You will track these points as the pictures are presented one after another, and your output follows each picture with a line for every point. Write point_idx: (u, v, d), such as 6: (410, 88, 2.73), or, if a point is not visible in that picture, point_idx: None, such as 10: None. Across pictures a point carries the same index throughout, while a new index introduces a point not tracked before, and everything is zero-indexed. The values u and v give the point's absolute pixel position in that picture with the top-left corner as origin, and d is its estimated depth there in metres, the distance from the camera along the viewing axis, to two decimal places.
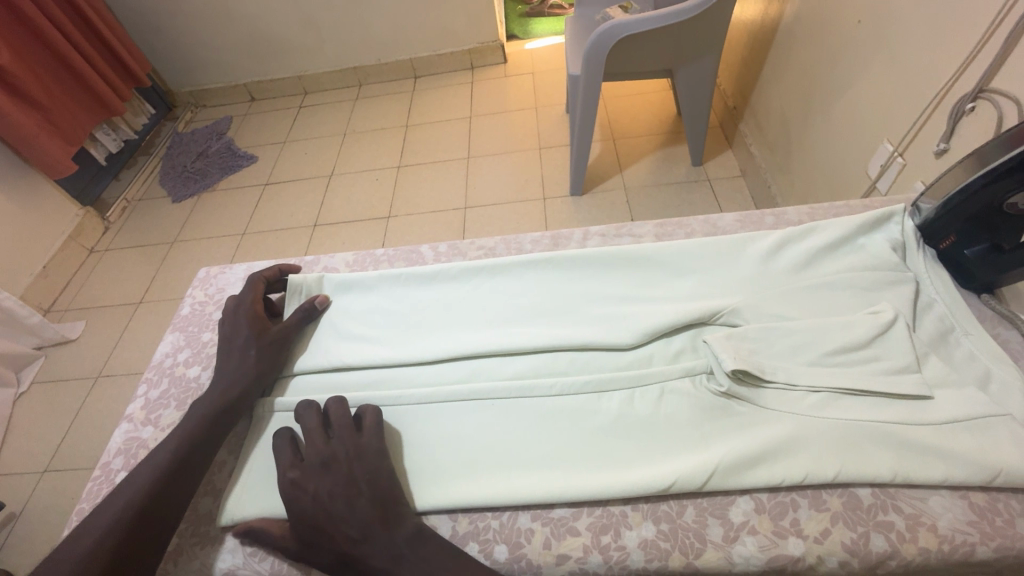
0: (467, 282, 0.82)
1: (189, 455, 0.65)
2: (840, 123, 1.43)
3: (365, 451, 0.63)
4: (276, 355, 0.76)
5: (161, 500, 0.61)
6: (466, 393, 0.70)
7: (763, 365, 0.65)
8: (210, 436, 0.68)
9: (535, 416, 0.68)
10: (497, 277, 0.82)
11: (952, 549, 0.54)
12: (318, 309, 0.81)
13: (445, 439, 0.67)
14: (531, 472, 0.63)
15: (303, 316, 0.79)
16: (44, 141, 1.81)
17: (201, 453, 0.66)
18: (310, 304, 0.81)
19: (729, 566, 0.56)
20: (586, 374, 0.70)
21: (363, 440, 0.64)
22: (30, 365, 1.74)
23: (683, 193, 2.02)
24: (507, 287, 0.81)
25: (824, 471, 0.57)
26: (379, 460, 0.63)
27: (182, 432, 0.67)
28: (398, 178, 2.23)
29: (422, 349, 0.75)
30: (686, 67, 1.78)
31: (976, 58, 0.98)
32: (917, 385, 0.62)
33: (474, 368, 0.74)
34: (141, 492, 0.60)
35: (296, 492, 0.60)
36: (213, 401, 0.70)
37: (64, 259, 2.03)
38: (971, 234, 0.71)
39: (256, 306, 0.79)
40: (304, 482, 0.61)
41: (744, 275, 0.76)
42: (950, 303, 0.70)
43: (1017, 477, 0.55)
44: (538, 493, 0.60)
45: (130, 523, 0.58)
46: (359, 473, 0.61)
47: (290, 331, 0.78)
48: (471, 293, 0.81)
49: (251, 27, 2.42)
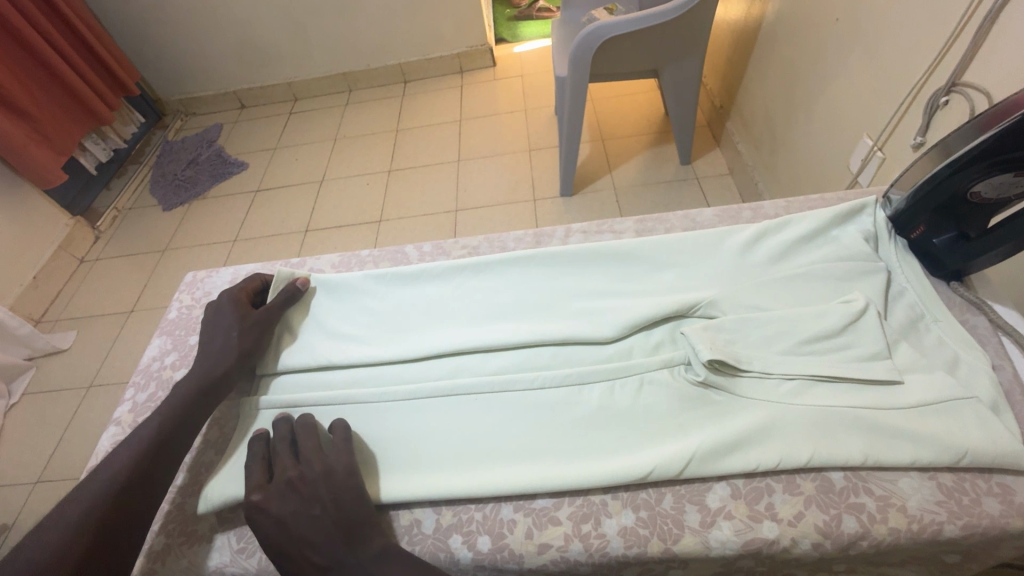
0: (450, 280, 0.83)
1: (168, 446, 0.65)
2: (822, 119, 1.46)
3: (333, 471, 0.62)
4: (263, 337, 0.78)
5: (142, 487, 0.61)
6: (450, 387, 0.71)
7: (739, 354, 0.66)
8: (186, 425, 0.68)
9: (517, 410, 0.69)
10: (480, 275, 0.83)
11: (921, 528, 0.55)
12: (301, 290, 0.84)
13: (430, 434, 0.68)
14: (513, 464, 0.64)
15: (285, 298, 0.82)
16: (33, 151, 1.81)
17: (178, 442, 0.67)
18: (293, 287, 0.83)
19: (705, 550, 0.57)
20: (567, 368, 0.71)
21: (331, 459, 0.64)
22: (22, 376, 1.74)
23: (671, 192, 2.04)
24: (489, 284, 0.82)
25: (798, 455, 0.59)
26: (348, 481, 0.62)
27: (155, 426, 0.66)
28: (388, 182, 2.24)
29: (406, 346, 0.76)
30: (671, 67, 1.80)
31: (947, 53, 1.00)
32: (887, 370, 0.63)
33: (456, 364, 0.74)
34: (116, 481, 0.60)
35: (259, 515, 0.59)
36: (187, 390, 0.71)
37: (55, 269, 2.03)
38: (938, 224, 0.73)
39: (244, 292, 0.81)
40: (268, 503, 0.59)
41: (721, 268, 0.78)
42: (920, 291, 0.72)
43: (982, 457, 0.57)
44: (521, 485, 0.61)
45: (109, 510, 0.58)
46: (324, 492, 0.60)
47: (275, 311, 0.80)
48: (454, 291, 0.82)
49: (239, 34, 2.43)
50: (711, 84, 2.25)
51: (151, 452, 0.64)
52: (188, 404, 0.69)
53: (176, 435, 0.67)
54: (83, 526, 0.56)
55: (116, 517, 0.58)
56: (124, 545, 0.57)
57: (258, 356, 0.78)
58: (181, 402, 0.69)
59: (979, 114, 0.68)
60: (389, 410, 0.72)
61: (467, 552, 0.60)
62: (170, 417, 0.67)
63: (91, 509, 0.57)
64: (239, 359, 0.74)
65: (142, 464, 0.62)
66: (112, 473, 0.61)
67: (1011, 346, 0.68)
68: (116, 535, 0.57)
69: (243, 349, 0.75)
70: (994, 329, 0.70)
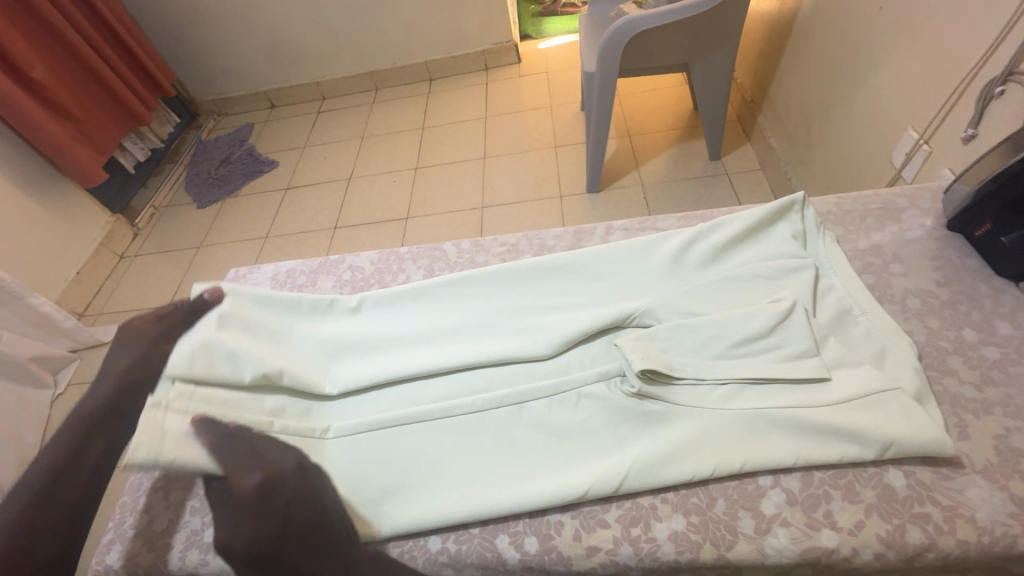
0: (390, 307, 0.83)
1: (67, 490, 0.65)
2: (865, 112, 1.40)
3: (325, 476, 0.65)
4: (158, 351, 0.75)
5: (39, 537, 0.62)
6: (392, 420, 0.70)
7: (672, 363, 0.67)
8: (75, 464, 0.66)
9: (455, 434, 0.69)
10: (420, 301, 0.83)
11: (993, 541, 0.52)
12: (209, 301, 0.79)
13: (360, 469, 0.67)
14: (527, 483, 0.63)
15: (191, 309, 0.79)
16: (77, 151, 1.88)
17: (80, 477, 0.66)
18: (201, 298, 0.79)
19: (761, 557, 0.55)
20: (503, 389, 0.71)
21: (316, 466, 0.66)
22: (65, 368, 1.80)
23: (703, 188, 2.00)
24: (432, 309, 0.82)
25: (729, 462, 0.59)
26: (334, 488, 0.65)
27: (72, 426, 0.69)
28: (414, 179, 2.25)
29: (344, 379, 0.75)
30: (703, 61, 1.76)
31: (1005, 41, 0.96)
32: (815, 368, 0.65)
33: (396, 395, 0.74)
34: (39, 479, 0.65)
35: (269, 497, 0.58)
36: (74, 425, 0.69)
37: (97, 265, 2.10)
38: (1007, 221, 0.69)
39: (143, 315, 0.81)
40: (281, 486, 0.60)
41: (654, 279, 0.78)
42: (848, 284, 0.72)
43: (908, 447, 0.57)
44: (546, 495, 0.61)
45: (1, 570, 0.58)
46: (322, 493, 0.63)
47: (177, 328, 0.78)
48: (394, 318, 0.82)
49: (270, 34, 2.47)
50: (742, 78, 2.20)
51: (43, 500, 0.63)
52: (94, 440, 0.69)
53: (68, 474, 0.65)
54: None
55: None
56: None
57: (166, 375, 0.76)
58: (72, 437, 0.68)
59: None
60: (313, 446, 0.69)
61: (514, 553, 0.60)
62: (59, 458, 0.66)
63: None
64: (127, 374, 0.73)
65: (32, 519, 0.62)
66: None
67: None
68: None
69: (135, 368, 0.74)
70: None
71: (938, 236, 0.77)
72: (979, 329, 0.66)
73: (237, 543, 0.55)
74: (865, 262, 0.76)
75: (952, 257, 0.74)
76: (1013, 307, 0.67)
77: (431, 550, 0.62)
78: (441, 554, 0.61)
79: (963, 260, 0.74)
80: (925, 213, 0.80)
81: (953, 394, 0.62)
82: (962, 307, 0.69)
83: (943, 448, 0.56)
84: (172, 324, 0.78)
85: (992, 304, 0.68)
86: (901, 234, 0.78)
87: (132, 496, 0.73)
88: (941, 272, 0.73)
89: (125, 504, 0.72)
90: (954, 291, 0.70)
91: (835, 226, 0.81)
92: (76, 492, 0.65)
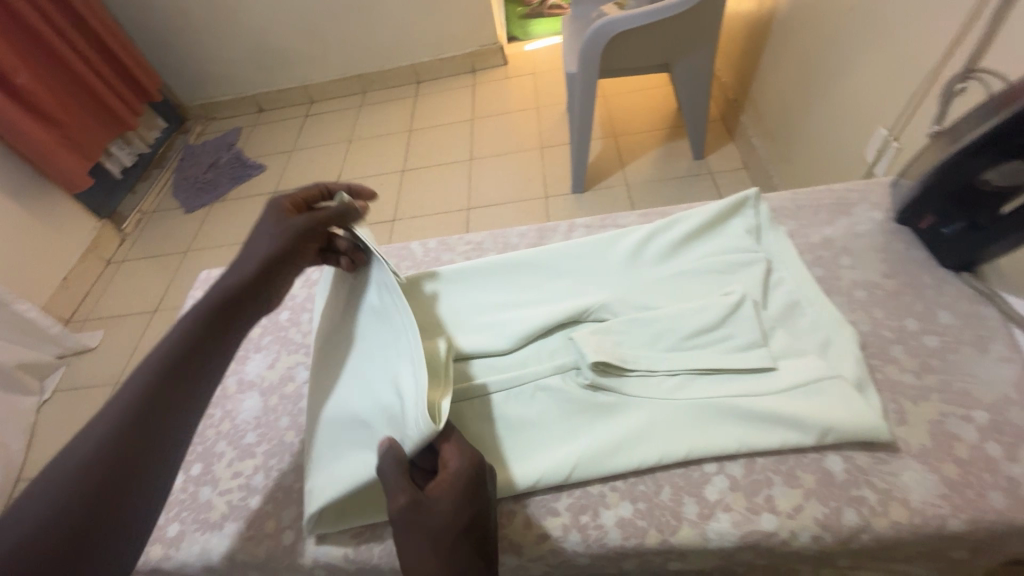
0: (470, 279, 0.84)
1: (176, 393, 0.52)
2: (837, 110, 1.43)
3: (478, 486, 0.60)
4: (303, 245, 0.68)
5: (137, 445, 0.48)
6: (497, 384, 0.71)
7: (624, 355, 0.68)
8: (188, 364, 0.54)
9: None
10: (497, 271, 0.84)
11: (923, 522, 0.54)
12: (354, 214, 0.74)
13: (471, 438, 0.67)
14: None
15: (338, 216, 0.71)
16: (62, 157, 1.88)
17: (191, 381, 0.53)
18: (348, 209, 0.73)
19: (703, 542, 0.57)
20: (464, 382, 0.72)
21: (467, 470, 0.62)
22: (52, 374, 1.81)
23: (685, 187, 2.02)
24: (509, 280, 0.83)
25: (675, 450, 0.61)
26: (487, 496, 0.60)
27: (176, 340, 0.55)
28: (401, 182, 2.27)
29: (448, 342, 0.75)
30: (683, 61, 1.79)
31: (966, 38, 0.98)
32: (761, 358, 0.66)
33: (499, 360, 0.75)
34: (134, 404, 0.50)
35: (469, 482, 0.56)
36: (191, 323, 0.57)
37: (84, 270, 2.11)
38: (948, 213, 0.71)
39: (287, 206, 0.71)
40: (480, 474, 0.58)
41: (614, 273, 0.80)
42: (796, 276, 0.75)
43: (844, 433, 0.58)
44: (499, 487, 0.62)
45: (91, 477, 0.45)
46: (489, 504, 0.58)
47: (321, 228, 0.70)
48: (476, 290, 0.83)
49: (257, 39, 2.49)
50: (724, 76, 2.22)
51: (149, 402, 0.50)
52: (210, 341, 0.56)
53: (181, 374, 0.53)
54: (51, 503, 0.42)
55: (102, 490, 0.45)
56: (116, 520, 0.44)
57: (307, 258, 0.69)
58: (189, 335, 0.56)
59: (997, 94, 0.65)
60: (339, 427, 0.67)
61: None
62: (172, 355, 0.54)
63: (65, 474, 0.44)
64: (267, 261, 0.64)
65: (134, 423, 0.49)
66: (91, 436, 0.47)
67: None
68: (98, 512, 0.44)
69: (275, 250, 0.65)
70: (1005, 320, 0.66)
71: (887, 228, 0.79)
72: (921, 318, 0.68)
73: (423, 523, 0.52)
74: (816, 255, 0.78)
75: (899, 249, 0.76)
76: (954, 296, 0.70)
77: (388, 541, 0.63)
78: None
79: (910, 252, 0.76)
80: (876, 206, 0.82)
81: (892, 380, 0.64)
82: (906, 297, 0.71)
83: (878, 432, 0.58)
84: (321, 217, 0.70)
85: (934, 294, 0.70)
86: (852, 227, 0.80)
87: None
88: (888, 264, 0.75)
89: None
90: (899, 282, 0.73)
91: (789, 221, 0.83)
92: (187, 397, 0.52)
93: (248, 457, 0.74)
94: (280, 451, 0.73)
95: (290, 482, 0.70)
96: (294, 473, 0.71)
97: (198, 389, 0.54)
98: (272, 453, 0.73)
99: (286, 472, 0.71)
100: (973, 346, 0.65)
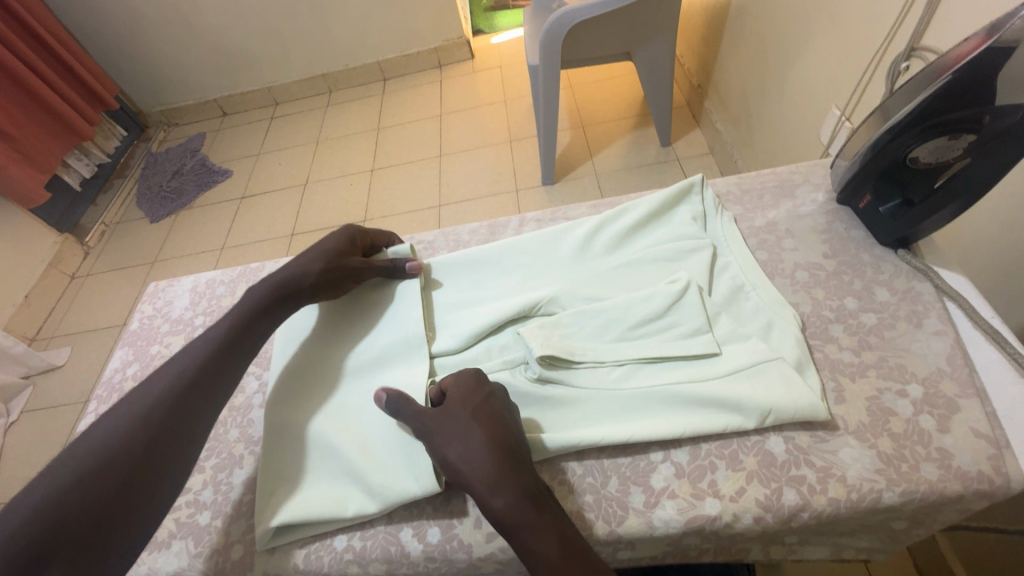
0: (444, 276, 0.83)
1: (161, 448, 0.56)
2: (793, 93, 1.43)
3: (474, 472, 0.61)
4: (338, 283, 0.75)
5: (112, 500, 0.51)
6: None
7: (572, 348, 0.68)
8: (178, 417, 0.58)
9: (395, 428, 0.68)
10: (470, 267, 0.83)
11: (860, 497, 0.55)
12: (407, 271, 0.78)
13: None
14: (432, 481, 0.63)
15: (387, 270, 0.78)
16: (13, 170, 1.81)
17: (177, 420, 0.58)
18: (403, 264, 0.78)
19: (649, 529, 0.57)
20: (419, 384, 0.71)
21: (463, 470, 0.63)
22: (18, 396, 1.75)
23: (653, 174, 2.03)
24: (480, 275, 0.82)
25: (621, 440, 0.61)
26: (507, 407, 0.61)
27: (175, 371, 0.61)
28: (372, 181, 2.24)
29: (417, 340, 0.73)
30: (644, 49, 1.78)
31: (906, 18, 0.97)
32: (706, 344, 0.67)
33: (469, 356, 0.73)
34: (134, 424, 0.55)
35: (480, 396, 0.61)
36: (187, 366, 0.62)
37: (46, 287, 2.04)
38: (883, 192, 0.72)
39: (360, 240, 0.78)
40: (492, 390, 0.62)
41: (564, 264, 0.80)
42: (741, 261, 0.75)
43: (784, 415, 0.59)
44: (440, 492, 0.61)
45: (58, 525, 0.48)
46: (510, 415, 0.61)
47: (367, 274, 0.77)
48: (451, 286, 0.82)
49: (215, 41, 2.42)
50: (687, 63, 2.22)
51: (135, 455, 0.54)
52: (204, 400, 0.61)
53: (172, 428, 0.57)
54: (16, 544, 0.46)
55: (74, 541, 0.48)
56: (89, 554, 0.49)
57: (335, 284, 0.75)
58: (185, 377, 0.61)
59: (923, 69, 0.65)
60: (319, 456, 0.67)
61: (417, 545, 0.61)
62: (155, 407, 0.57)
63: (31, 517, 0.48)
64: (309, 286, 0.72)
65: (112, 472, 0.52)
66: (72, 479, 0.51)
67: (955, 310, 0.67)
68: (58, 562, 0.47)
69: (320, 277, 0.73)
70: (939, 294, 0.68)
71: (829, 209, 0.80)
72: (860, 297, 0.70)
73: (451, 433, 0.58)
74: (760, 239, 0.79)
75: (839, 230, 0.77)
76: (891, 274, 0.71)
77: (337, 548, 0.62)
78: (347, 552, 0.62)
79: (850, 231, 0.77)
80: (818, 188, 0.83)
81: (832, 359, 0.65)
82: (846, 277, 0.72)
83: (817, 412, 0.59)
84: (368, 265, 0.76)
85: (872, 273, 0.72)
86: (794, 210, 0.82)
87: None
88: (829, 245, 0.76)
89: None
90: (840, 262, 0.74)
91: (734, 206, 0.84)
92: (178, 436, 0.57)
93: (196, 472, 0.72)
94: (229, 464, 0.72)
95: (239, 495, 0.69)
96: (244, 485, 0.70)
97: (186, 449, 0.58)
98: (221, 466, 0.72)
99: (235, 485, 0.70)
100: (909, 322, 0.66)
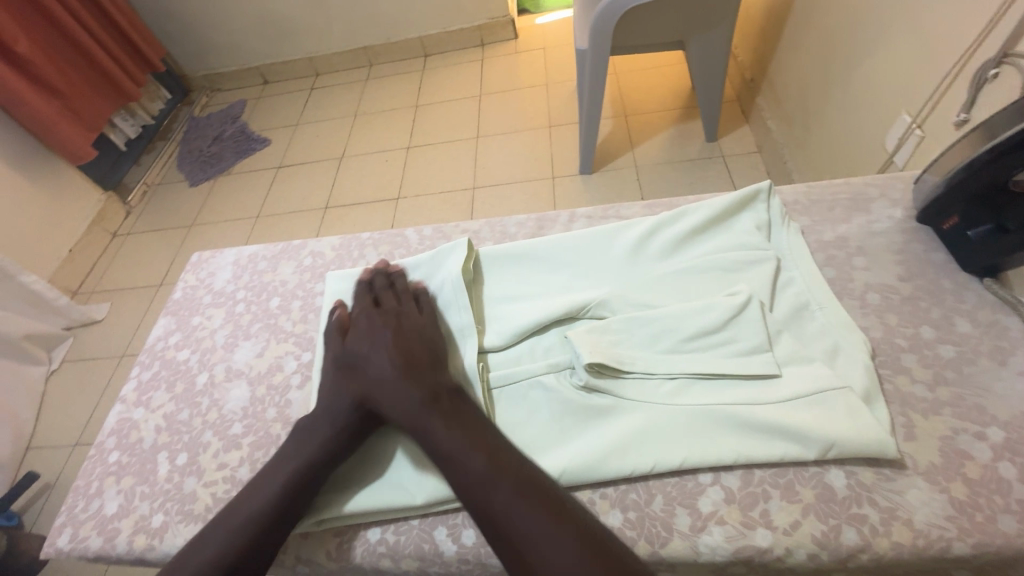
0: (488, 268, 0.80)
1: None
2: (858, 95, 1.35)
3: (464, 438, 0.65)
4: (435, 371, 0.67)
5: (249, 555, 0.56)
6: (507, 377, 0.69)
7: (621, 356, 0.65)
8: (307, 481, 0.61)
9: None
10: (517, 261, 0.80)
11: (927, 544, 0.51)
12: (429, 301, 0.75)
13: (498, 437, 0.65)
14: None
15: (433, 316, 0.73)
16: (64, 128, 1.84)
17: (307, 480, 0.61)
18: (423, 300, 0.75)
19: (693, 555, 0.55)
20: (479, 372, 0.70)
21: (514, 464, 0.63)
22: (59, 346, 1.81)
23: (699, 170, 1.95)
24: (527, 270, 0.79)
25: (669, 459, 0.59)
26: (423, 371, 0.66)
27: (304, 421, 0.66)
28: (407, 159, 2.21)
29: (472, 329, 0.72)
30: (699, 39, 1.69)
31: (1001, 20, 0.88)
32: (765, 363, 0.63)
33: (513, 353, 0.72)
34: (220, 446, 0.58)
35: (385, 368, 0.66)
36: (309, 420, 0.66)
37: (90, 242, 2.10)
38: (972, 214, 0.66)
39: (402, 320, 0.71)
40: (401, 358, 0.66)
41: (615, 265, 0.76)
42: (806, 277, 0.71)
43: (849, 448, 0.55)
44: None
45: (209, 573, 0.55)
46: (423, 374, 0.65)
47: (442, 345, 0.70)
48: (494, 279, 0.79)
49: (260, 8, 2.41)
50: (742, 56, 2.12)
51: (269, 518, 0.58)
52: None
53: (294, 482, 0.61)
54: None
55: None
56: None
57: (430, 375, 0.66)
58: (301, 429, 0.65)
59: None
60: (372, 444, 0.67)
61: (451, 546, 0.60)
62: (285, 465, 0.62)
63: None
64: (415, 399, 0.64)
65: None
66: None
67: None
68: None
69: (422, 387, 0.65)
70: None
71: (906, 228, 0.75)
72: (938, 327, 0.65)
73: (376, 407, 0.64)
74: (828, 254, 0.74)
75: (917, 251, 0.72)
76: (973, 304, 0.66)
77: (369, 541, 0.62)
78: (380, 545, 0.61)
79: (929, 254, 0.72)
80: (895, 204, 0.78)
81: (903, 392, 0.61)
82: (922, 303, 0.67)
83: (884, 448, 0.55)
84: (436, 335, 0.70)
85: (953, 302, 0.67)
86: (868, 225, 0.76)
87: (84, 481, 0.74)
88: (904, 267, 0.71)
89: (77, 490, 0.73)
90: (916, 287, 0.69)
91: (801, 216, 0.79)
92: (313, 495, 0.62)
93: (234, 448, 0.73)
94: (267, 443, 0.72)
95: None
96: None
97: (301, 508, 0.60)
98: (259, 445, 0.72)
99: None
100: (992, 358, 0.61)
